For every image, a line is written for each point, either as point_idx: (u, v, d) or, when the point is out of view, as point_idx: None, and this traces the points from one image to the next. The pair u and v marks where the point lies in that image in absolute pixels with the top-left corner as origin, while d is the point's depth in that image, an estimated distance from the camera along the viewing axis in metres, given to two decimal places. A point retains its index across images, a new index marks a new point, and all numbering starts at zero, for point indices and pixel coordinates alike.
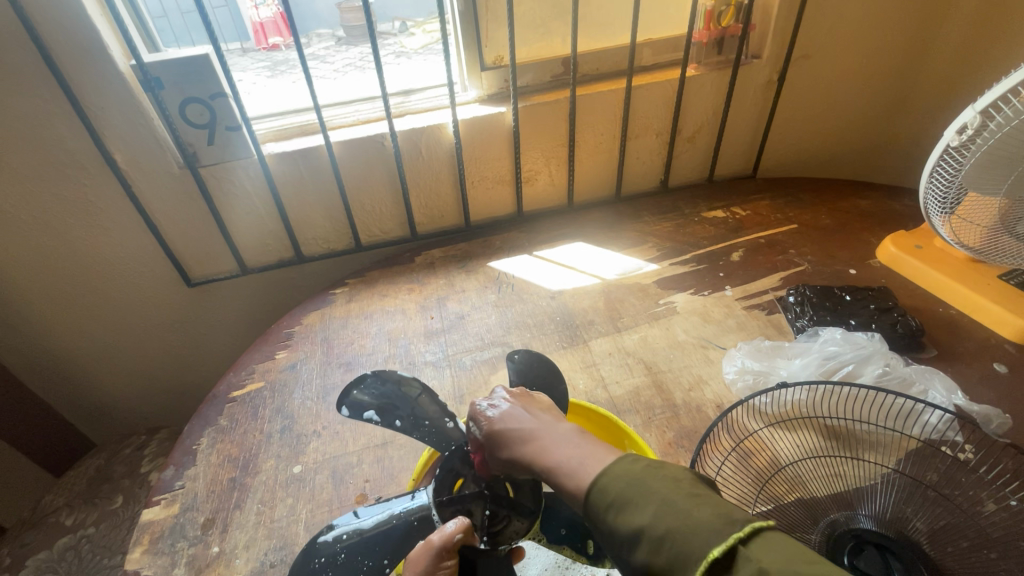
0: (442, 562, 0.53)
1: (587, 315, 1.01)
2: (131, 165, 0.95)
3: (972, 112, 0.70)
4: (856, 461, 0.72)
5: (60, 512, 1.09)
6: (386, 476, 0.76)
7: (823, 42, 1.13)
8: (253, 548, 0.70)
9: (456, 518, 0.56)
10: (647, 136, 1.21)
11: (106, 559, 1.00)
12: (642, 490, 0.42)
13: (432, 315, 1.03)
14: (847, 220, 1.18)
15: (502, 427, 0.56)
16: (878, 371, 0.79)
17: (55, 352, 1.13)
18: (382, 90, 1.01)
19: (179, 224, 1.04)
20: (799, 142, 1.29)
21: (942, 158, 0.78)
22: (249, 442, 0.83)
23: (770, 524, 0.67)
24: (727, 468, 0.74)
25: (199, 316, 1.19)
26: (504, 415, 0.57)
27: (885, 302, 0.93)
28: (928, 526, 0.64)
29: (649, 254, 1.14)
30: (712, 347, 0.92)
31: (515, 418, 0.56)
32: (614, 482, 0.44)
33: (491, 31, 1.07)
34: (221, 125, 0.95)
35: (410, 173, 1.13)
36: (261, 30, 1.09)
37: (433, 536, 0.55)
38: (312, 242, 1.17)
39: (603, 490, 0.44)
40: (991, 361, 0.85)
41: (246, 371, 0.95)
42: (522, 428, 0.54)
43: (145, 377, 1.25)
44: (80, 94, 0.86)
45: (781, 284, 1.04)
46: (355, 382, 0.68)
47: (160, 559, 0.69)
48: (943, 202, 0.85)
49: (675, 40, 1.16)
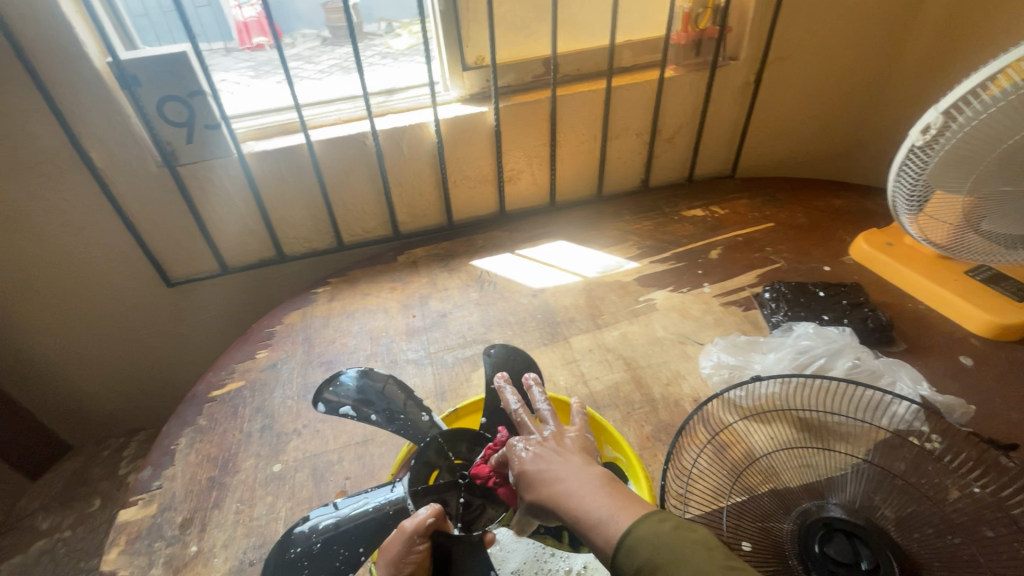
0: (414, 547, 0.55)
1: (568, 312, 1.02)
2: (108, 164, 0.94)
3: (934, 112, 0.73)
4: (828, 451, 0.74)
5: (36, 516, 1.08)
6: (367, 473, 0.77)
7: (798, 45, 1.16)
8: (232, 547, 0.69)
9: (428, 504, 0.59)
10: (627, 136, 1.23)
11: (82, 563, 0.99)
12: (676, 555, 0.43)
13: (415, 313, 1.04)
14: (822, 218, 1.21)
15: (540, 468, 0.53)
16: (849, 363, 0.81)
17: (30, 354, 1.11)
18: (364, 90, 1.01)
19: (157, 223, 1.03)
20: (776, 142, 1.32)
21: (907, 158, 0.81)
22: (229, 441, 0.83)
23: (745, 515, 0.68)
24: (703, 460, 0.76)
25: (179, 316, 1.18)
26: (535, 455, 0.55)
27: (857, 298, 0.95)
28: (895, 513, 0.66)
29: (630, 252, 1.16)
30: (690, 343, 0.93)
31: (549, 459, 0.54)
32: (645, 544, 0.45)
33: (473, 32, 1.08)
34: (200, 123, 0.94)
35: (393, 171, 1.13)
36: (245, 29, 1.08)
37: (406, 523, 0.57)
38: (293, 241, 1.16)
39: (629, 555, 0.45)
40: (958, 354, 0.87)
41: (226, 370, 0.94)
42: (556, 470, 0.53)
43: (123, 378, 1.24)
44: (54, 91, 0.85)
45: (758, 281, 1.06)
46: (330, 382, 0.70)
47: (137, 560, 0.69)
48: (910, 199, 0.87)
49: (654, 41, 1.18)
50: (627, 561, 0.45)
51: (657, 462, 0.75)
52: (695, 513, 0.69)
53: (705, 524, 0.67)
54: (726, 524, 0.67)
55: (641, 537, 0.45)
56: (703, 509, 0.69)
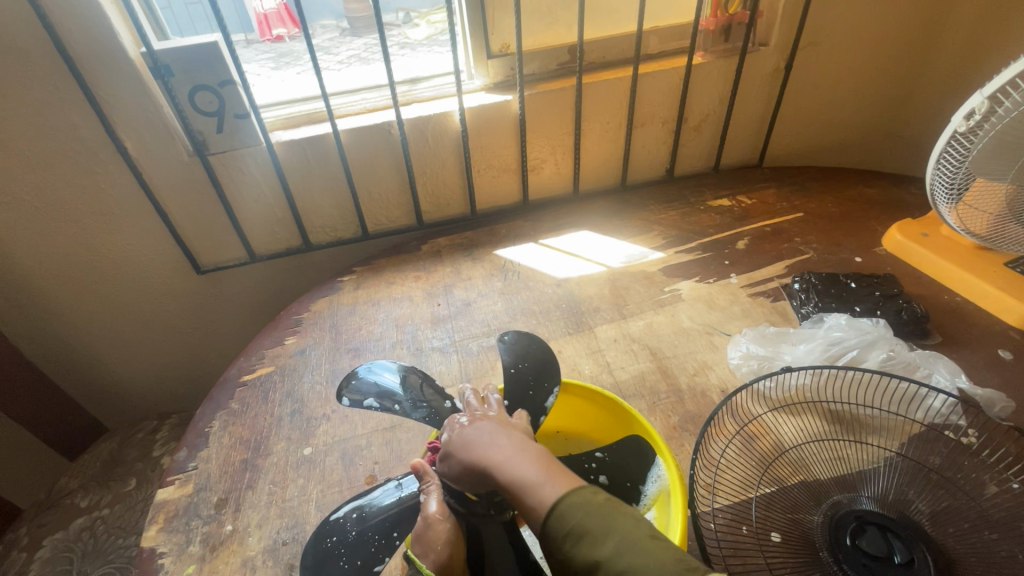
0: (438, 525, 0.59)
1: (592, 302, 1.01)
2: (142, 154, 0.96)
3: (979, 97, 0.69)
4: (859, 444, 0.73)
5: (75, 494, 1.11)
6: (395, 458, 0.78)
7: (832, 30, 1.13)
8: (266, 527, 0.71)
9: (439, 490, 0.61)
10: (653, 125, 1.21)
11: (120, 540, 1.02)
12: (602, 529, 0.46)
13: (439, 301, 1.04)
14: (853, 207, 1.18)
15: (470, 436, 0.58)
16: (883, 355, 0.80)
17: (68, 338, 1.15)
18: (391, 79, 1.01)
19: (188, 211, 1.05)
20: (806, 130, 1.29)
21: (948, 143, 0.78)
22: (260, 424, 0.85)
23: (774, 506, 0.67)
24: (731, 451, 0.75)
25: (208, 303, 1.21)
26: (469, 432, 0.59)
27: (891, 289, 0.94)
28: (929, 508, 0.65)
29: (655, 242, 1.14)
30: (717, 333, 0.93)
31: (484, 430, 0.59)
32: (570, 515, 0.48)
33: (497, 19, 1.07)
34: (230, 113, 0.96)
35: (418, 160, 1.13)
36: (266, 21, 1.10)
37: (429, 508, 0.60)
38: (319, 230, 1.18)
39: (561, 517, 0.48)
40: (996, 347, 0.85)
41: (256, 356, 0.96)
42: (487, 439, 0.57)
43: (155, 361, 1.27)
44: (93, 83, 0.87)
45: (786, 271, 1.04)
46: (353, 376, 0.74)
47: (176, 537, 0.71)
48: (950, 188, 0.84)
49: (682, 28, 1.16)
50: (556, 524, 0.48)
51: (685, 452, 0.74)
52: (723, 503, 0.69)
53: (734, 514, 0.67)
54: (754, 515, 0.67)
55: (576, 501, 0.49)
56: (730, 500, 0.69)
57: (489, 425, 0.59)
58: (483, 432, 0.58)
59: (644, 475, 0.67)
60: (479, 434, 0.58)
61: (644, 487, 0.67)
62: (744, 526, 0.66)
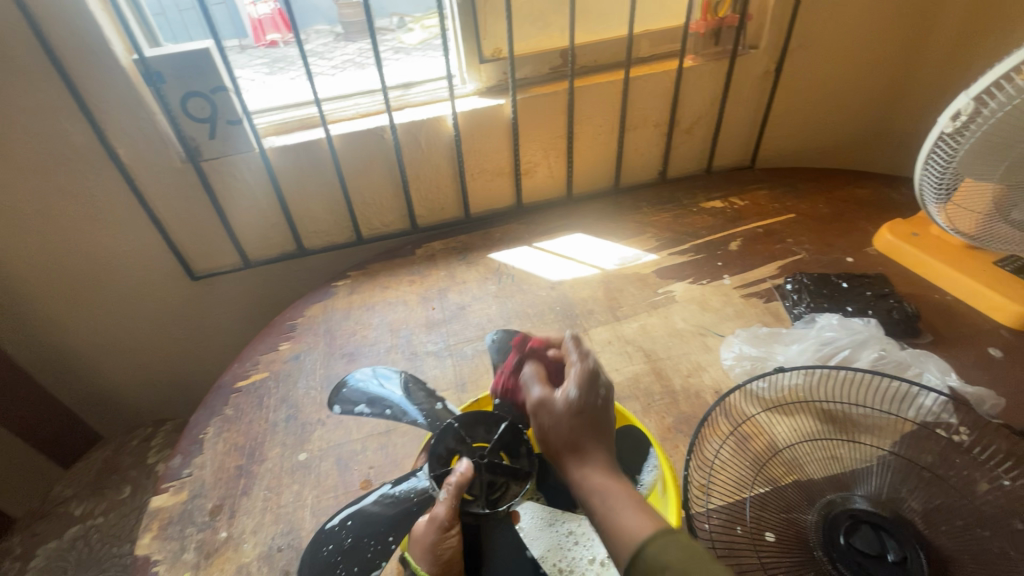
0: (447, 534, 0.57)
1: (587, 305, 1.02)
2: (135, 160, 0.96)
3: (965, 98, 0.71)
4: (852, 443, 0.73)
5: (69, 503, 1.10)
6: (390, 462, 0.78)
7: (821, 32, 1.14)
8: (261, 533, 0.71)
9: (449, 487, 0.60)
10: (645, 127, 1.22)
11: (115, 549, 1.01)
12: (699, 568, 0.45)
13: (434, 305, 1.05)
14: (845, 208, 1.19)
15: (566, 439, 0.57)
16: (875, 355, 0.81)
17: (60, 346, 1.14)
18: (383, 85, 1.01)
19: (181, 217, 1.05)
20: (797, 132, 1.30)
21: (936, 144, 0.79)
22: (255, 430, 0.84)
23: (768, 505, 0.68)
24: (726, 451, 0.76)
25: (202, 309, 1.21)
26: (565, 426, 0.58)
27: (882, 289, 0.95)
28: (922, 506, 0.65)
29: (648, 244, 1.15)
30: (710, 334, 0.93)
31: (582, 440, 0.57)
32: (659, 554, 0.47)
33: (489, 25, 1.08)
34: (222, 119, 0.96)
35: (411, 165, 1.14)
36: (260, 26, 1.09)
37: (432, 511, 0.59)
38: (313, 235, 1.18)
39: (652, 557, 0.47)
40: (987, 345, 0.86)
41: (250, 362, 0.96)
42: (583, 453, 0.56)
43: (148, 367, 1.26)
44: (83, 90, 0.87)
45: (779, 272, 1.05)
46: (343, 384, 0.75)
47: (170, 544, 0.71)
48: (938, 188, 0.85)
49: (673, 31, 1.16)
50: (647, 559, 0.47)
51: (679, 453, 0.75)
52: (718, 504, 0.69)
53: (728, 514, 0.67)
54: (749, 515, 0.67)
55: (668, 541, 0.48)
56: (725, 500, 0.69)
57: (586, 433, 0.57)
58: (579, 438, 0.57)
59: (637, 464, 0.68)
60: (570, 441, 0.57)
61: (640, 476, 0.67)
62: (739, 526, 0.66)
